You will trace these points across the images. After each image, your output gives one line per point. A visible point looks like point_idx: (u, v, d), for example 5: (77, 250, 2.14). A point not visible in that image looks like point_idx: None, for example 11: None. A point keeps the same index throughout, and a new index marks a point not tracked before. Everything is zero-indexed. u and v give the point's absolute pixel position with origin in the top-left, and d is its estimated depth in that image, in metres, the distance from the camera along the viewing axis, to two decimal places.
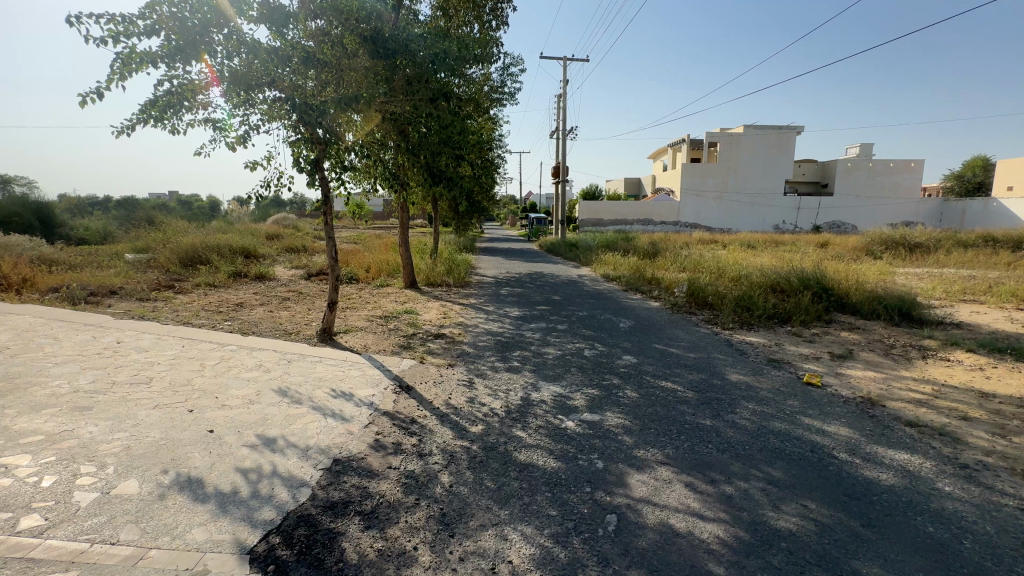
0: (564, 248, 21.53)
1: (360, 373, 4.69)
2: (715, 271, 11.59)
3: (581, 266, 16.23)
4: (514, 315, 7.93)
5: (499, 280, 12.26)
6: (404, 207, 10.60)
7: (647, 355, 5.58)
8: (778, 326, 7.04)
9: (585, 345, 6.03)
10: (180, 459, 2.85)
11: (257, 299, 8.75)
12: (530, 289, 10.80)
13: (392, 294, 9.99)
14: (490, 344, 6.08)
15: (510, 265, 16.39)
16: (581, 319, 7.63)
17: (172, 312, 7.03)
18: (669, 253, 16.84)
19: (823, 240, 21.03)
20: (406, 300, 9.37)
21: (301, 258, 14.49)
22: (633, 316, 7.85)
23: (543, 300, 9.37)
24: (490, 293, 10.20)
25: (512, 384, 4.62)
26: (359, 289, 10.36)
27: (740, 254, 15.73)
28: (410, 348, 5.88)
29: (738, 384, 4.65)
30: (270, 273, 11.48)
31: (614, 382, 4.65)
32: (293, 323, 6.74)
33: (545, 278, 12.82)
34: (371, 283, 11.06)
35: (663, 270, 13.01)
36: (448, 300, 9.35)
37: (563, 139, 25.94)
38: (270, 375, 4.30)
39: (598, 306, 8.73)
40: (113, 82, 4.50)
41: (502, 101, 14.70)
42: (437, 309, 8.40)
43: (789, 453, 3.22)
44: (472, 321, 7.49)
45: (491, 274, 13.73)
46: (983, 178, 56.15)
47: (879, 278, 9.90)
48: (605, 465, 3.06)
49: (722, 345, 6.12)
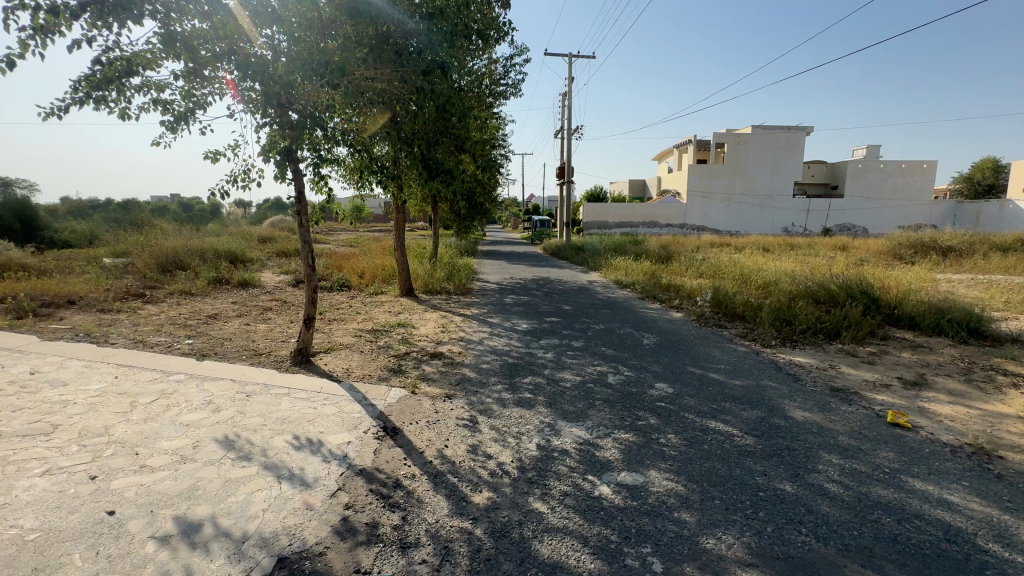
0: (570, 252, 20.65)
1: (335, 412, 3.77)
2: (738, 278, 10.66)
3: (590, 271, 15.30)
4: (521, 330, 7.00)
5: (503, 287, 11.37)
6: (400, 207, 9.71)
7: (683, 383, 4.65)
8: (827, 343, 6.12)
9: (607, 368, 5.10)
10: (46, 569, 1.94)
11: (234, 310, 7.85)
12: (537, 298, 9.88)
13: (385, 303, 9.09)
14: (495, 367, 5.17)
15: (514, 270, 15.48)
16: (598, 334, 6.70)
17: (130, 327, 6.13)
18: (683, 257, 15.92)
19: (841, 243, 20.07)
20: (400, 311, 8.46)
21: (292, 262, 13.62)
22: (656, 330, 6.94)
23: (553, 311, 8.45)
24: (494, 302, 9.28)
25: (523, 425, 3.70)
26: (350, 298, 9.46)
27: (759, 258, 14.82)
28: (401, 372, 4.97)
29: (807, 425, 3.71)
30: (254, 279, 10.59)
31: (652, 423, 3.73)
32: (267, 341, 5.83)
33: (552, 284, 11.93)
34: (364, 290, 10.17)
35: (679, 276, 12.08)
36: (447, 311, 8.43)
37: (568, 138, 25.08)
38: (216, 418, 3.38)
39: (614, 318, 7.81)
40: (29, 48, 3.63)
41: (506, 96, 13.86)
42: (434, 322, 7.48)
43: (920, 545, 2.29)
44: (474, 336, 6.57)
45: (494, 279, 12.83)
46: (994, 180, 55.08)
47: (924, 285, 8.96)
48: (664, 568, 2.14)
49: (769, 369, 5.18)
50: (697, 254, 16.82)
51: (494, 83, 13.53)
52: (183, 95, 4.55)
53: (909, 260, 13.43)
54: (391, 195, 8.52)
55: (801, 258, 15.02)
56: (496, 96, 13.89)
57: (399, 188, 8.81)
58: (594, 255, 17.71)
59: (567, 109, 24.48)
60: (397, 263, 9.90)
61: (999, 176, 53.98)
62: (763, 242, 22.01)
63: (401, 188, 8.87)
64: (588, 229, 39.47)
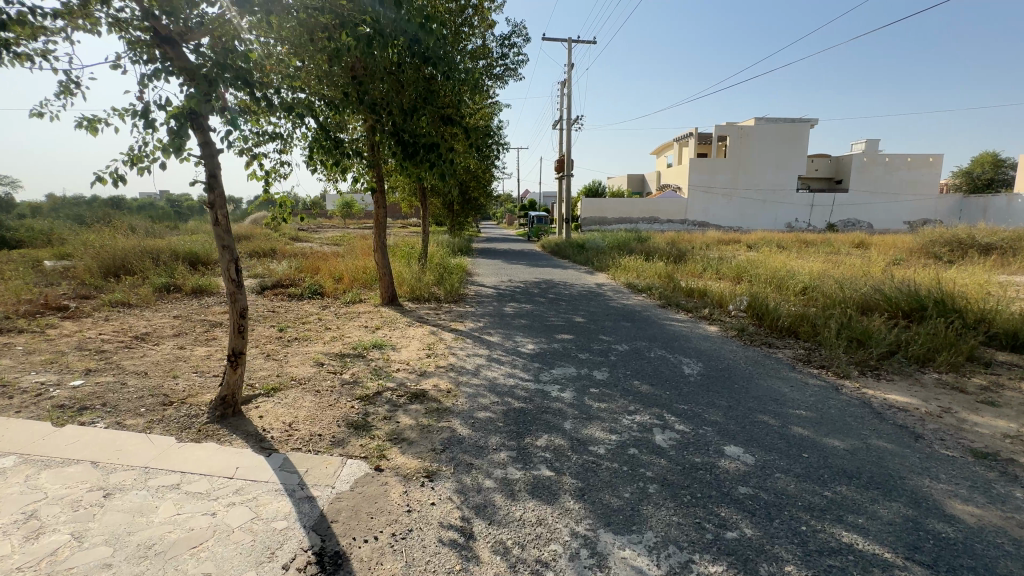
0: (570, 249, 19.35)
1: (245, 522, 2.36)
2: (770, 281, 9.33)
3: (596, 272, 13.92)
4: (527, 353, 5.60)
5: (501, 292, 10.00)
6: (380, 201, 8.25)
7: (764, 446, 3.28)
8: (919, 373, 4.80)
9: (650, 419, 3.72)
10: None
11: (173, 327, 6.39)
12: (542, 306, 8.49)
13: (364, 316, 7.65)
14: (496, 420, 3.76)
15: (513, 271, 14.09)
16: (623, 359, 5.33)
17: (15, 358, 4.69)
18: (696, 256, 14.58)
19: (861, 240, 18.79)
20: (381, 325, 7.04)
21: (265, 263, 12.20)
22: (693, 353, 5.58)
23: (563, 325, 7.05)
24: (491, 313, 7.86)
25: (545, 543, 2.30)
26: (322, 309, 8.02)
27: (781, 257, 13.53)
28: (366, 427, 3.58)
29: (993, 538, 2.34)
30: (212, 286, 9.12)
31: (748, 535, 2.35)
32: (194, 377, 4.39)
33: (556, 288, 10.59)
34: (340, 298, 8.76)
35: (698, 279, 10.77)
36: (435, 326, 7.01)
37: (567, 129, 23.67)
38: (24, 557, 1.98)
39: (639, 335, 6.43)
40: None
41: (503, 78, 12.39)
42: (419, 343, 6.06)
43: None
44: (468, 365, 5.16)
45: (491, 283, 11.46)
46: (994, 175, 54.36)
47: (995, 290, 7.66)
48: None
49: (868, 417, 3.81)
50: (711, 253, 15.45)
51: (489, 63, 12.03)
52: (12, 23, 2.99)
53: (947, 259, 12.14)
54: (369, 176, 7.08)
55: (826, 257, 13.73)
56: (491, 77, 12.38)
57: (377, 168, 7.37)
58: (598, 254, 16.34)
59: (566, 98, 23.05)
60: (378, 267, 8.49)
61: (1000, 170, 53.25)
62: (774, 239, 20.78)
63: (380, 172, 7.44)
64: (588, 225, 38.12)
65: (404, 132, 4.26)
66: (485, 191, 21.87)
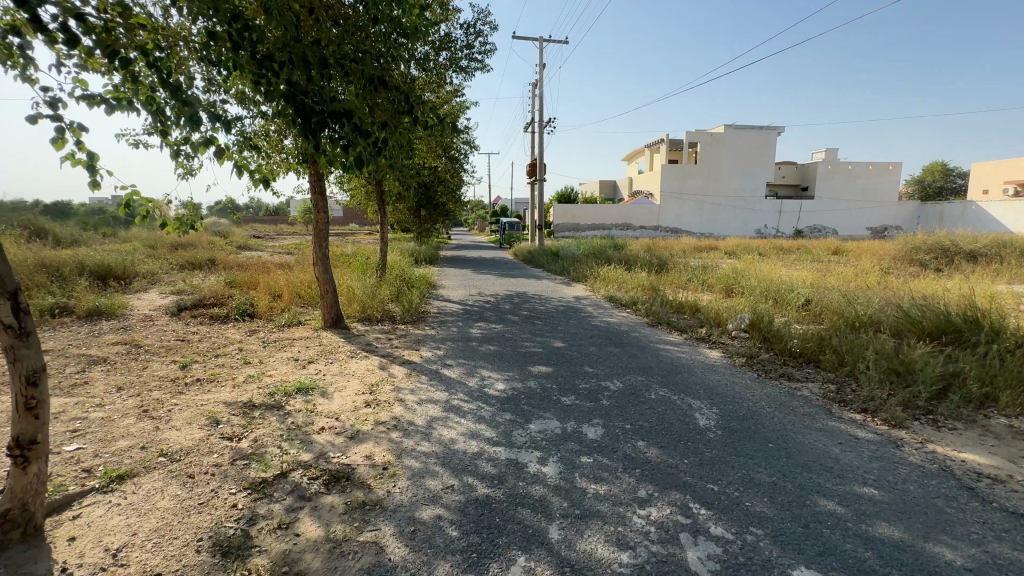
0: (544, 257, 18.31)
1: None
2: (765, 294, 8.45)
3: (573, 282, 12.88)
4: (497, 398, 4.39)
5: (468, 309, 8.78)
6: (320, 206, 6.90)
7: (848, 567, 2.19)
8: (985, 418, 3.84)
9: (672, 516, 2.57)
10: None
11: (33, 368, 4.88)
12: (515, 327, 7.28)
13: (298, 344, 6.25)
14: (449, 524, 2.53)
15: (483, 282, 12.88)
16: (619, 405, 4.18)
17: None
18: (678, 265, 13.74)
19: (837, 247, 18.46)
20: (316, 357, 5.69)
21: (195, 276, 10.58)
22: (692, 389, 4.56)
23: (540, 354, 5.86)
24: (454, 338, 6.61)
25: None
26: (248, 335, 6.59)
27: (765, 266, 12.84)
28: (241, 552, 2.29)
29: None
30: (117, 307, 7.53)
31: None
32: (4, 459, 2.98)
33: (530, 304, 9.45)
34: (275, 319, 7.35)
35: (684, 292, 9.85)
36: (384, 357, 5.72)
37: (540, 132, 22.74)
38: None
39: (626, 363, 5.38)
40: None
41: (468, 69, 11.25)
42: (359, 384, 4.75)
43: None
44: (417, 419, 3.91)
45: (457, 297, 10.22)
46: (944, 184, 56.78)
47: (1013, 303, 6.93)
48: None
49: (964, 498, 2.77)
50: (693, 262, 14.68)
51: (451, 54, 10.85)
52: None
53: (935, 267, 11.64)
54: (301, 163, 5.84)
55: (811, 265, 13.09)
56: (454, 70, 11.21)
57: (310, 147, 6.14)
58: (575, 262, 15.32)
59: (538, 100, 22.16)
60: (319, 283, 7.13)
61: (949, 179, 55.59)
62: (751, 246, 20.28)
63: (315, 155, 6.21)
64: (561, 231, 37.35)
65: (304, 95, 2.80)
66: (453, 195, 20.63)
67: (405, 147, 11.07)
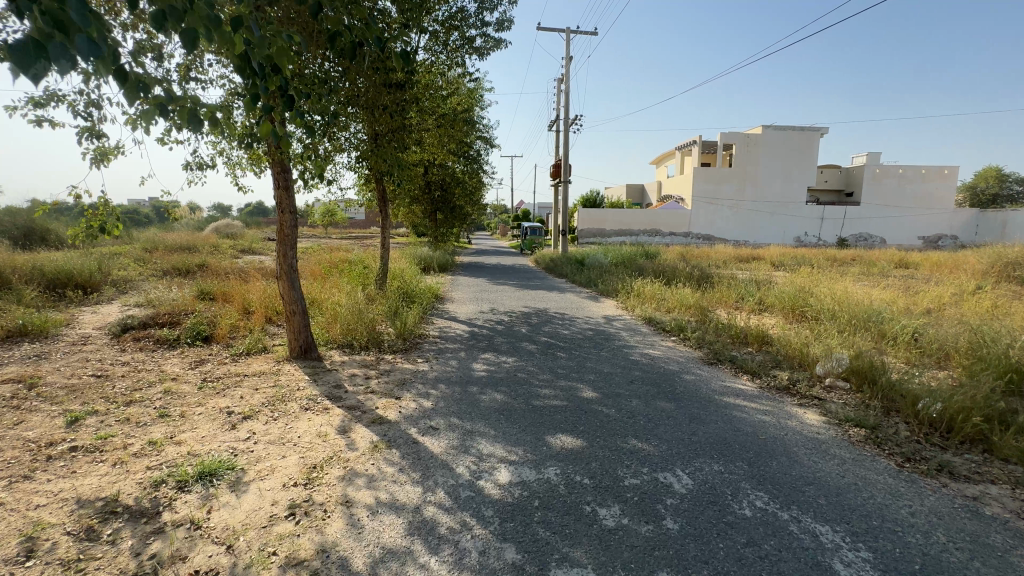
0: (568, 266, 16.71)
1: None
2: (851, 322, 6.62)
3: (601, 297, 11.22)
4: (494, 505, 2.77)
5: (475, 332, 7.22)
6: (284, 203, 5.39)
7: None
8: None
9: None
10: None
11: None
12: (531, 363, 5.65)
13: (245, 385, 4.77)
14: None
15: (498, 295, 11.35)
16: (696, 533, 2.51)
17: None
18: (724, 280, 11.90)
19: (902, 259, 16.30)
20: (259, 409, 4.18)
21: (172, 285, 9.37)
22: (803, 497, 2.86)
23: (564, 411, 4.22)
24: (450, 380, 5.02)
25: None
26: (189, 370, 5.17)
27: (829, 282, 10.91)
28: None
29: None
30: (51, 326, 6.24)
31: None
32: None
33: (552, 326, 7.84)
34: (233, 345, 5.94)
35: (738, 314, 8.10)
36: (350, 411, 4.19)
37: (564, 131, 21.15)
38: None
39: (685, 435, 3.71)
40: None
41: (481, 50, 9.77)
42: (295, 467, 3.20)
43: None
44: (358, 557, 2.33)
45: (465, 315, 8.70)
46: (1000, 191, 52.67)
47: None
48: None
49: None
50: (739, 275, 12.80)
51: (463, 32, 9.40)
52: None
53: None
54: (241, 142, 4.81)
55: (884, 281, 11.05)
56: (467, 52, 9.72)
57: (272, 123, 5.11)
58: (602, 273, 13.64)
59: (563, 96, 20.63)
60: (283, 302, 5.65)
61: (1006, 185, 51.45)
62: (799, 257, 18.15)
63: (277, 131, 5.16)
64: (585, 237, 35.76)
65: None
66: (470, 198, 19.18)
67: (409, 140, 9.62)
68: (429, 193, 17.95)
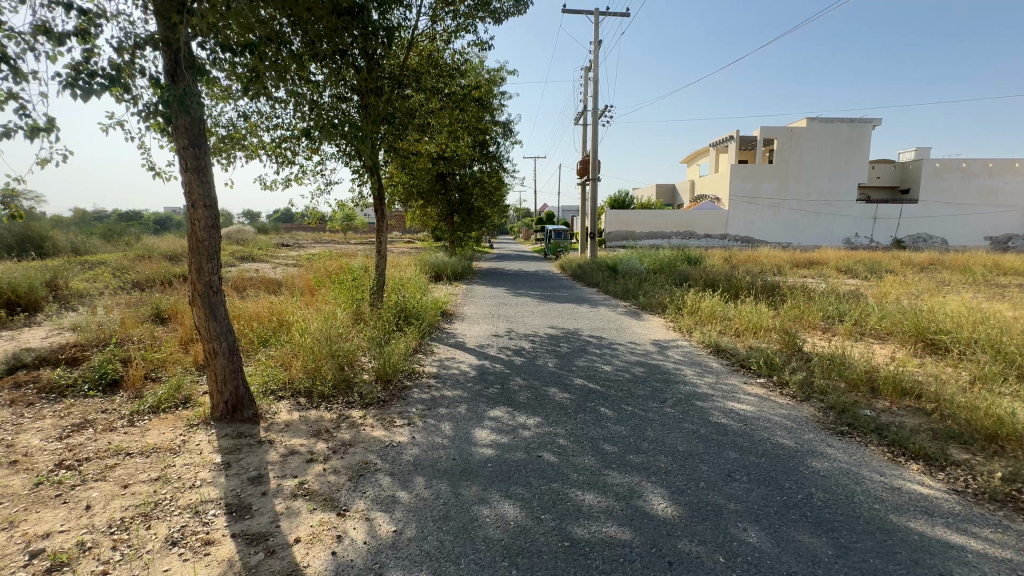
0: (600, 273, 14.73)
1: None
2: None
3: (643, 313, 9.21)
4: None
5: (485, 370, 5.35)
6: (198, 193, 3.61)
7: None
8: None
9: None
10: None
11: None
12: (563, 432, 3.71)
13: (110, 479, 3.02)
14: None
15: (519, 311, 9.46)
16: None
17: None
18: (794, 291, 9.74)
19: (1000, 266, 13.68)
20: (92, 544, 2.40)
21: (128, 300, 7.82)
22: None
23: (629, 556, 2.30)
24: (435, 470, 3.14)
25: None
26: (49, 444, 3.44)
27: (938, 295, 8.61)
28: None
29: None
30: None
31: None
32: None
33: (588, 358, 5.91)
34: (143, 396, 4.21)
35: (842, 344, 5.97)
36: (246, 550, 2.36)
37: (594, 124, 19.16)
38: None
39: None
40: None
41: (496, 13, 7.91)
42: None
43: None
44: None
45: (476, 341, 6.84)
46: None
47: None
48: None
49: None
50: (810, 286, 10.58)
51: None
52: None
53: None
54: (97, 88, 2.98)
55: (1008, 294, 8.71)
56: (481, 16, 7.90)
57: (176, 68, 3.43)
58: (642, 283, 11.60)
59: (592, 85, 18.65)
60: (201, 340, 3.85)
61: None
62: (869, 261, 15.67)
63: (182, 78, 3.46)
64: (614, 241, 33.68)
65: None
66: (490, 198, 17.39)
67: (406, 124, 7.86)
68: (444, 194, 16.26)
